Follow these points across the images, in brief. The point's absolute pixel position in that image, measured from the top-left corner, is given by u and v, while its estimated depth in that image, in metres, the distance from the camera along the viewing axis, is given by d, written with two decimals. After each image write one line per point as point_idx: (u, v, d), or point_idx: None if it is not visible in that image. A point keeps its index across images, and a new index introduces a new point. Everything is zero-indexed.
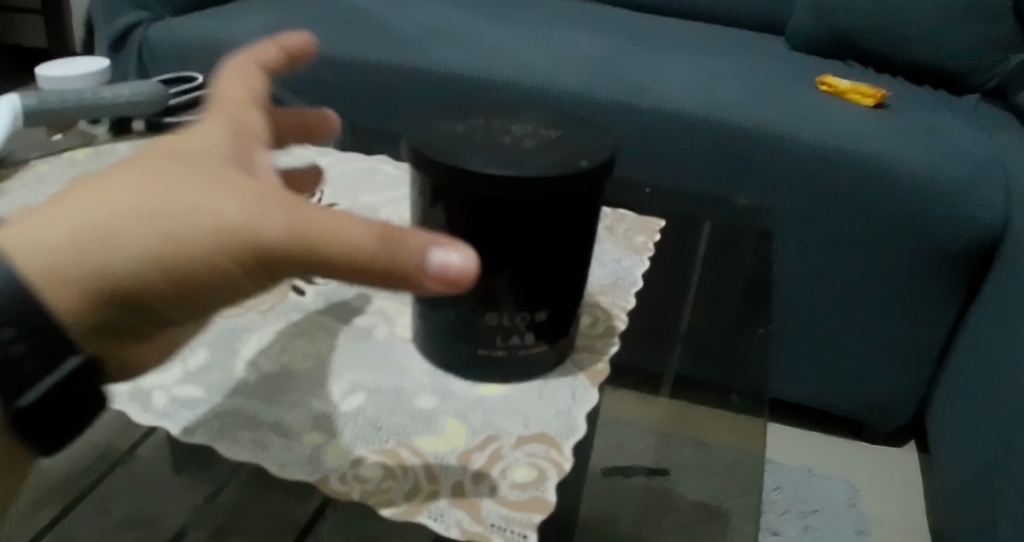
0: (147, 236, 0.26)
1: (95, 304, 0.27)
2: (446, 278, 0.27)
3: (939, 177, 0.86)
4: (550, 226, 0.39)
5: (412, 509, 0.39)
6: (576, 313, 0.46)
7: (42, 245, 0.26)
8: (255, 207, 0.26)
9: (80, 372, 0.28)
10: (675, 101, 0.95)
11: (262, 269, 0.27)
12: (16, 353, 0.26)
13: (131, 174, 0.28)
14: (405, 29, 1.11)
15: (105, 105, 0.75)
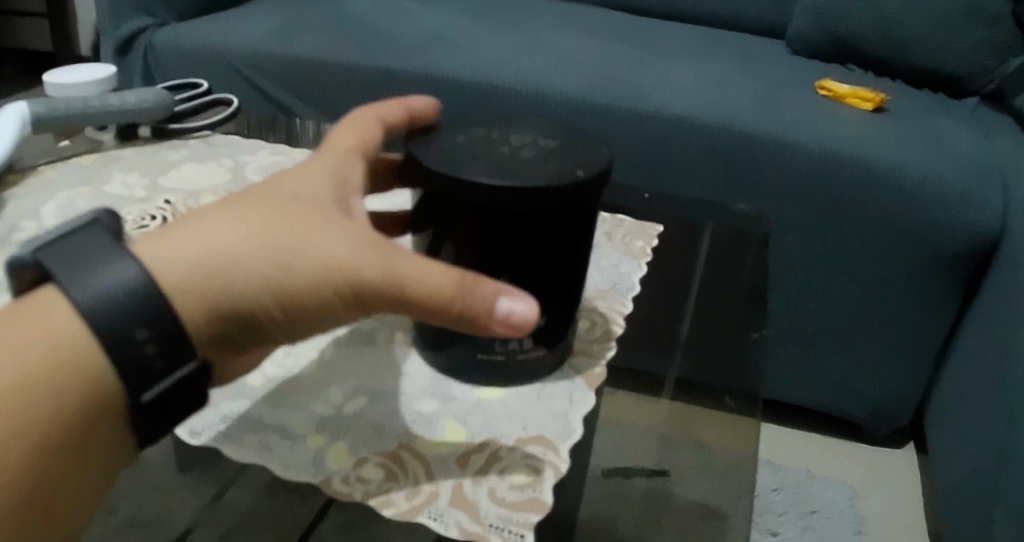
0: (273, 267, 0.33)
1: (218, 315, 0.34)
2: (511, 326, 0.36)
3: (936, 181, 0.87)
4: (547, 234, 0.39)
5: (412, 509, 0.40)
6: (574, 318, 0.47)
7: (187, 265, 0.33)
8: (360, 253, 0.34)
9: (191, 375, 0.33)
10: (675, 105, 0.96)
11: (356, 304, 0.35)
12: (148, 351, 0.32)
13: (256, 215, 0.35)
14: (408, 34, 1.12)
15: (110, 111, 0.75)
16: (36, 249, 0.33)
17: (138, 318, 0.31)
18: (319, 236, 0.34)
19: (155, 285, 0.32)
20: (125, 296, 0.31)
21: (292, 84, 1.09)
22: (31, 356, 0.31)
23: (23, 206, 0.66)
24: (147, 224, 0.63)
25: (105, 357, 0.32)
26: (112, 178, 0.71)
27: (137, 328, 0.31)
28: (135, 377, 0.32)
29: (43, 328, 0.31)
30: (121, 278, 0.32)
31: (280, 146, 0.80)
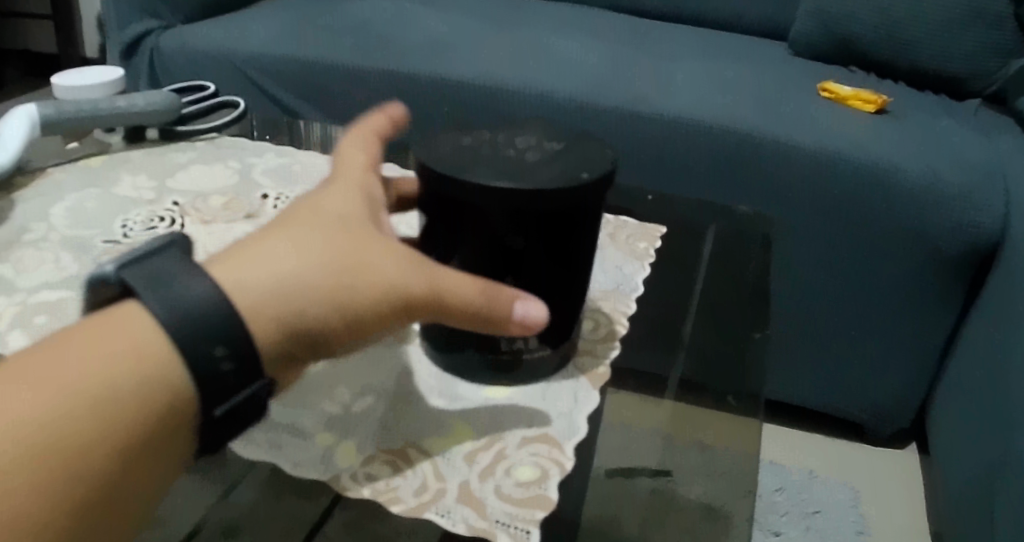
0: (333, 288, 0.33)
1: (285, 341, 0.32)
2: (526, 327, 0.38)
3: (939, 183, 0.87)
4: (553, 236, 0.40)
5: (421, 506, 0.40)
6: (578, 318, 0.47)
7: (252, 289, 0.32)
8: (407, 268, 0.34)
9: (258, 394, 0.32)
10: (677, 108, 0.96)
11: (406, 318, 0.35)
12: (223, 369, 0.31)
13: (302, 235, 0.34)
14: (412, 37, 1.12)
15: (120, 114, 0.76)
16: (118, 267, 0.32)
17: (216, 336, 0.30)
18: (369, 252, 0.34)
19: (214, 304, 0.31)
20: (193, 319, 0.30)
21: (297, 86, 1.09)
22: (116, 367, 0.29)
23: (32, 208, 0.66)
24: (156, 226, 0.64)
25: (188, 373, 0.30)
26: (120, 180, 0.72)
27: (213, 346, 0.30)
28: (211, 395, 0.31)
29: (128, 340, 0.30)
30: (197, 300, 0.31)
31: (287, 148, 0.80)
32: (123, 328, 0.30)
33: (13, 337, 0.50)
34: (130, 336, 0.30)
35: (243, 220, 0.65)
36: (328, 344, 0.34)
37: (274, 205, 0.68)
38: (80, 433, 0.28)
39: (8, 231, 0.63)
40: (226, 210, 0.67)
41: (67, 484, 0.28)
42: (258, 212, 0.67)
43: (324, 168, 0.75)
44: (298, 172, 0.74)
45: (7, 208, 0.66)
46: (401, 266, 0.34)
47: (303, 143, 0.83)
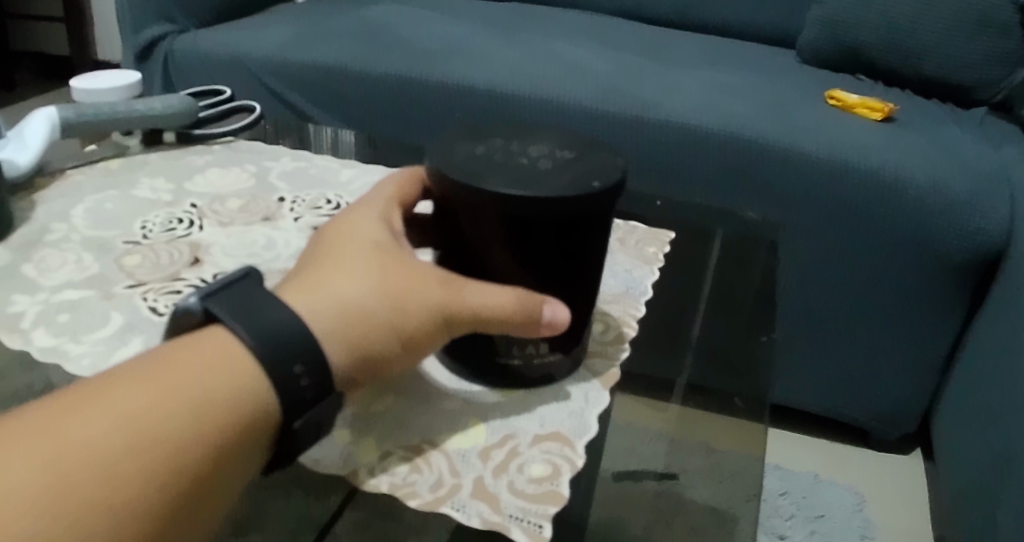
0: (391, 309, 0.37)
1: (354, 361, 0.36)
2: (554, 328, 0.42)
3: (945, 190, 0.88)
4: (564, 242, 0.41)
5: (437, 500, 0.41)
6: (588, 323, 0.48)
7: (322, 317, 0.36)
8: (449, 286, 0.39)
9: (332, 404, 0.35)
10: (686, 115, 0.97)
11: (450, 332, 0.40)
12: (302, 385, 0.34)
13: (355, 265, 0.38)
14: (423, 43, 1.14)
15: (137, 117, 0.78)
16: (202, 296, 0.36)
17: (297, 355, 0.34)
18: (414, 275, 0.39)
19: (293, 334, 0.34)
20: (272, 344, 0.34)
21: (309, 90, 1.11)
22: (217, 378, 0.32)
23: (54, 208, 0.68)
24: (175, 228, 0.65)
25: (270, 386, 0.33)
26: (139, 182, 0.73)
27: (293, 365, 0.34)
28: (292, 405, 0.34)
29: (224, 358, 0.33)
30: (280, 323, 0.34)
31: (303, 152, 0.82)
32: (218, 349, 0.34)
33: (37, 334, 0.52)
34: (227, 355, 0.33)
35: (260, 223, 0.67)
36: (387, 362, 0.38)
37: (291, 208, 0.70)
38: (190, 432, 0.31)
39: (31, 231, 0.64)
40: (244, 212, 0.68)
41: (178, 476, 0.30)
42: (274, 215, 0.68)
43: (339, 172, 0.77)
44: (313, 176, 0.76)
45: (29, 209, 0.68)
46: (444, 285, 0.39)
47: (318, 147, 0.85)
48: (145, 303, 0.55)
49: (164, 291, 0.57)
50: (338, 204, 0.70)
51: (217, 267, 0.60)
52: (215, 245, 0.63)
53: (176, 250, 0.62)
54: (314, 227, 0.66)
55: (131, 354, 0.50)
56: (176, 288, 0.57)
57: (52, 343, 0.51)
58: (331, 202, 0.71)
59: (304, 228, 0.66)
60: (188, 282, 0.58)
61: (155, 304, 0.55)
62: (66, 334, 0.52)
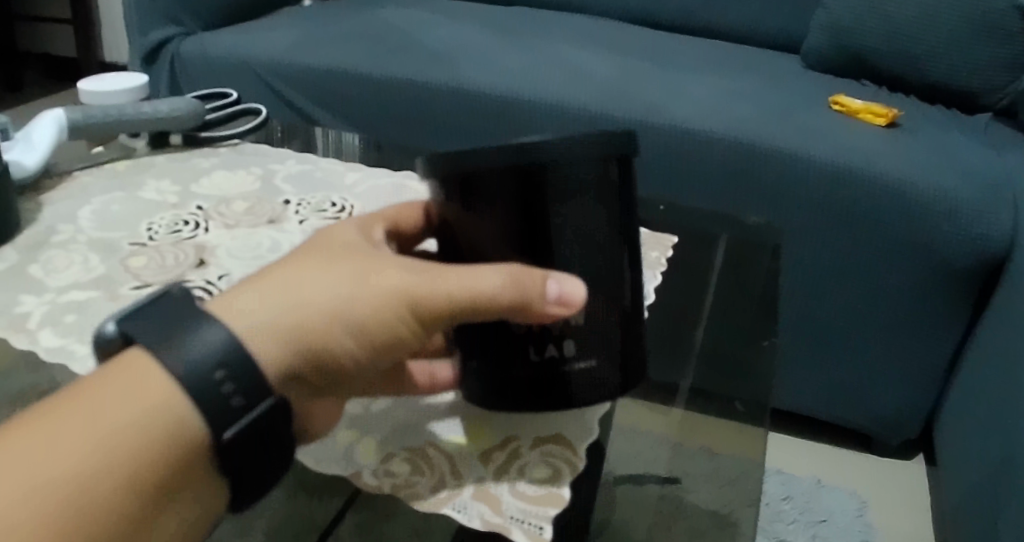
0: (335, 295, 0.34)
1: (290, 353, 0.34)
2: (565, 306, 0.38)
3: (948, 196, 0.88)
4: (565, 214, 0.37)
5: (438, 501, 0.42)
6: (635, 329, 0.42)
7: (253, 307, 0.33)
8: (411, 273, 0.36)
9: (270, 413, 0.33)
10: (690, 120, 0.97)
11: (418, 321, 0.36)
12: (226, 392, 0.31)
13: (306, 259, 0.36)
14: (428, 47, 1.14)
15: (143, 119, 0.79)
16: (116, 321, 0.34)
17: (218, 358, 0.31)
18: (366, 265, 0.36)
19: (219, 343, 0.32)
20: (199, 351, 0.32)
21: (315, 93, 1.12)
22: (137, 413, 0.30)
23: (60, 210, 0.68)
24: (180, 229, 0.66)
25: (192, 403, 0.31)
26: (145, 184, 0.74)
27: (213, 369, 0.31)
28: (217, 421, 0.31)
29: (135, 387, 0.31)
30: (201, 327, 0.32)
31: (308, 155, 0.82)
32: (130, 379, 0.31)
33: (43, 334, 0.52)
34: (140, 386, 0.31)
35: (266, 225, 0.67)
36: (339, 352, 0.35)
37: (296, 211, 0.70)
38: (119, 481, 0.29)
39: (38, 232, 0.65)
40: (250, 214, 0.69)
41: (110, 510, 0.29)
42: (279, 217, 0.69)
43: (343, 175, 0.77)
44: (318, 178, 0.76)
45: (37, 210, 0.68)
46: (404, 272, 0.36)
47: (323, 151, 0.85)
48: None
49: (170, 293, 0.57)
50: (343, 207, 0.71)
51: (223, 268, 0.61)
52: (220, 247, 0.64)
53: (182, 252, 0.62)
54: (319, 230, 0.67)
55: None
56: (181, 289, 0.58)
57: (58, 343, 0.51)
58: (335, 205, 0.71)
59: (309, 231, 0.67)
60: (193, 284, 0.58)
61: None
62: (73, 335, 0.52)
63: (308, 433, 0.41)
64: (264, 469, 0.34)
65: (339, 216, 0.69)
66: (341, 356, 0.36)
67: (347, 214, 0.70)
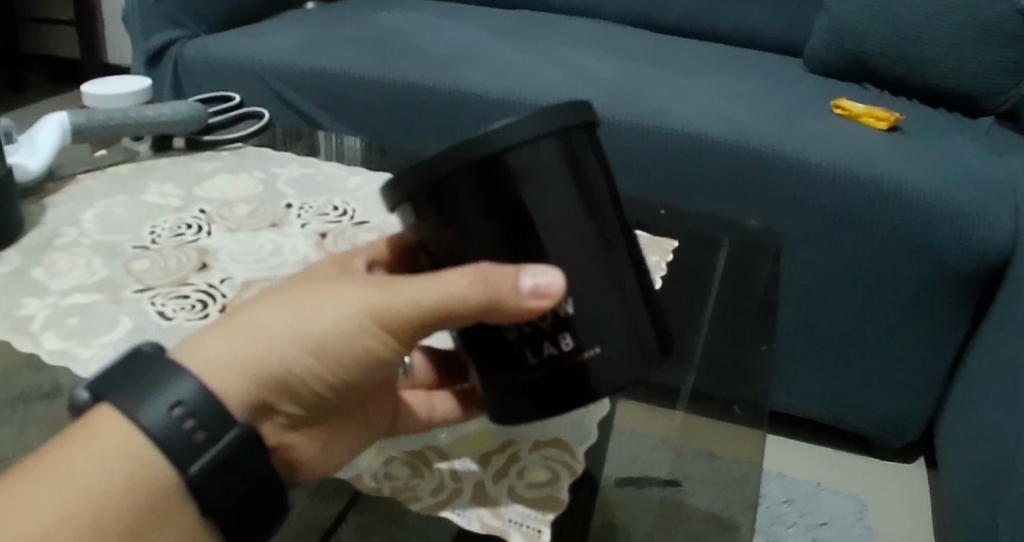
0: (289, 325, 0.36)
1: (252, 385, 0.35)
2: (545, 296, 0.34)
3: (949, 200, 0.88)
4: (532, 201, 0.34)
5: (437, 504, 0.42)
6: (643, 302, 0.38)
7: (208, 347, 0.35)
8: (370, 291, 0.36)
9: (241, 442, 0.34)
10: (691, 123, 0.97)
11: (386, 332, 0.36)
12: (188, 428, 0.33)
13: (268, 294, 0.38)
14: (430, 50, 1.15)
15: (147, 123, 0.79)
16: (86, 384, 0.34)
17: (172, 398, 0.33)
18: (323, 289, 0.37)
19: (182, 386, 0.33)
20: (161, 393, 0.33)
21: (318, 96, 1.12)
22: (106, 470, 0.32)
23: (63, 213, 0.69)
24: (183, 233, 0.66)
25: (160, 453, 0.33)
26: (148, 188, 0.74)
27: (171, 408, 0.33)
28: (186, 459, 0.33)
29: (102, 442, 0.33)
30: (156, 372, 0.33)
31: (310, 159, 0.82)
32: (94, 438, 0.33)
33: (46, 337, 0.53)
34: (106, 445, 0.33)
35: (268, 229, 0.68)
36: (303, 374, 0.36)
37: (298, 214, 0.70)
38: (92, 537, 0.31)
39: (41, 235, 0.65)
40: (252, 218, 0.69)
41: None
42: (282, 221, 0.69)
43: (345, 179, 0.77)
44: (320, 182, 0.76)
45: (40, 213, 0.69)
46: (365, 291, 0.36)
47: (325, 154, 0.85)
48: (153, 307, 0.56)
49: (172, 296, 0.57)
50: (344, 211, 0.71)
51: (224, 272, 0.61)
52: (222, 250, 0.64)
53: (184, 255, 0.63)
54: (321, 234, 0.67)
55: None
56: (183, 292, 0.58)
57: (61, 346, 0.52)
58: (337, 208, 0.71)
59: (311, 235, 0.67)
60: (196, 288, 0.59)
61: (163, 310, 0.56)
62: (75, 338, 0.53)
63: (309, 469, 0.40)
64: (262, 498, 0.35)
65: (341, 220, 0.70)
66: (310, 379, 0.37)
67: (349, 218, 0.70)
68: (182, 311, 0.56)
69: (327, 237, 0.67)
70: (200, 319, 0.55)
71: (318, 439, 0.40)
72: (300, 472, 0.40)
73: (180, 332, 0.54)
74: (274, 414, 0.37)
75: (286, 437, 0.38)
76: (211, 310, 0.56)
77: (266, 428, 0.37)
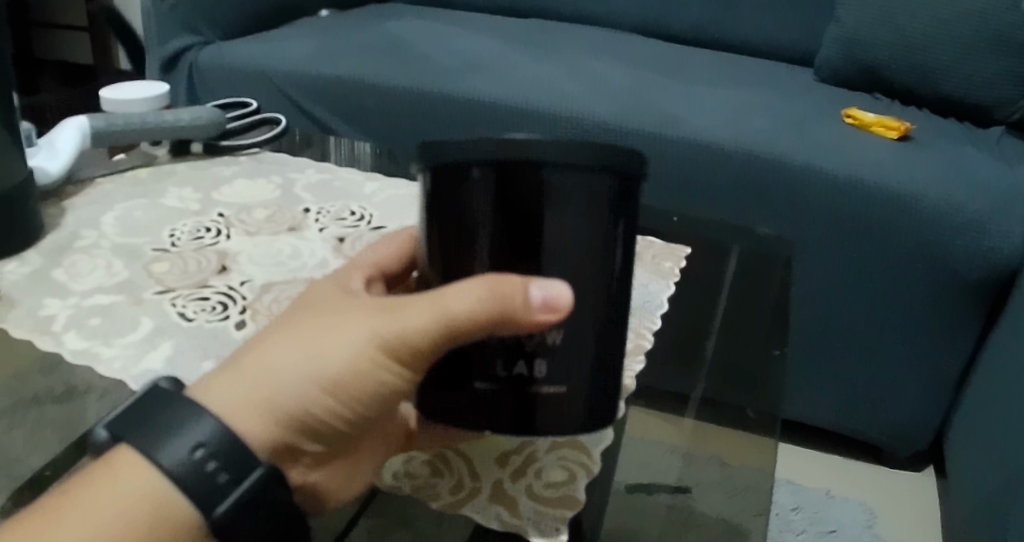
0: (302, 363, 0.36)
1: (274, 425, 0.36)
2: (552, 312, 0.33)
3: (959, 210, 0.88)
4: (548, 223, 0.33)
5: (457, 502, 0.44)
6: (617, 349, 0.37)
7: (225, 387, 0.36)
8: (375, 317, 0.36)
9: (266, 480, 0.35)
10: (703, 132, 0.98)
11: (398, 363, 0.36)
12: (210, 469, 0.33)
13: (282, 329, 0.38)
14: (444, 58, 1.16)
15: (166, 128, 0.80)
16: (104, 424, 0.35)
17: (194, 440, 0.33)
18: (334, 320, 0.37)
19: (207, 426, 0.34)
20: (182, 434, 0.34)
21: (332, 103, 1.13)
22: (130, 513, 0.33)
23: (84, 215, 0.70)
24: (203, 236, 0.67)
25: (185, 497, 0.33)
26: (167, 191, 0.75)
27: (193, 450, 0.33)
28: (207, 499, 0.33)
29: (123, 486, 0.33)
30: (174, 413, 0.34)
31: (327, 165, 0.84)
32: (118, 479, 0.34)
33: (69, 337, 0.54)
34: (126, 488, 0.33)
35: (287, 232, 0.69)
36: (317, 411, 0.37)
37: (315, 219, 0.71)
38: None
39: (62, 237, 0.66)
40: (270, 222, 0.70)
41: None
42: (300, 225, 0.70)
43: (362, 184, 0.78)
44: (337, 188, 0.77)
45: (61, 215, 0.70)
46: (371, 317, 0.36)
47: (342, 160, 0.86)
48: (174, 308, 0.57)
49: (193, 298, 0.58)
50: (362, 216, 0.72)
51: (244, 275, 0.62)
52: (242, 253, 0.65)
53: (204, 258, 0.64)
54: (339, 238, 0.68)
55: (161, 358, 0.52)
56: (203, 294, 0.59)
57: (84, 346, 0.53)
58: (355, 214, 0.72)
59: (329, 238, 0.68)
60: (216, 289, 0.60)
61: (184, 310, 0.57)
62: (98, 337, 0.54)
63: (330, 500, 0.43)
64: (290, 526, 0.37)
65: (358, 225, 0.71)
66: (328, 416, 0.37)
67: (367, 223, 0.71)
68: (202, 312, 0.57)
69: (345, 241, 0.68)
70: (220, 320, 0.56)
71: (335, 471, 0.42)
72: (326, 503, 0.43)
73: (201, 333, 0.55)
74: (301, 453, 0.38)
75: (308, 477, 0.40)
76: (231, 312, 0.57)
77: (295, 471, 0.39)
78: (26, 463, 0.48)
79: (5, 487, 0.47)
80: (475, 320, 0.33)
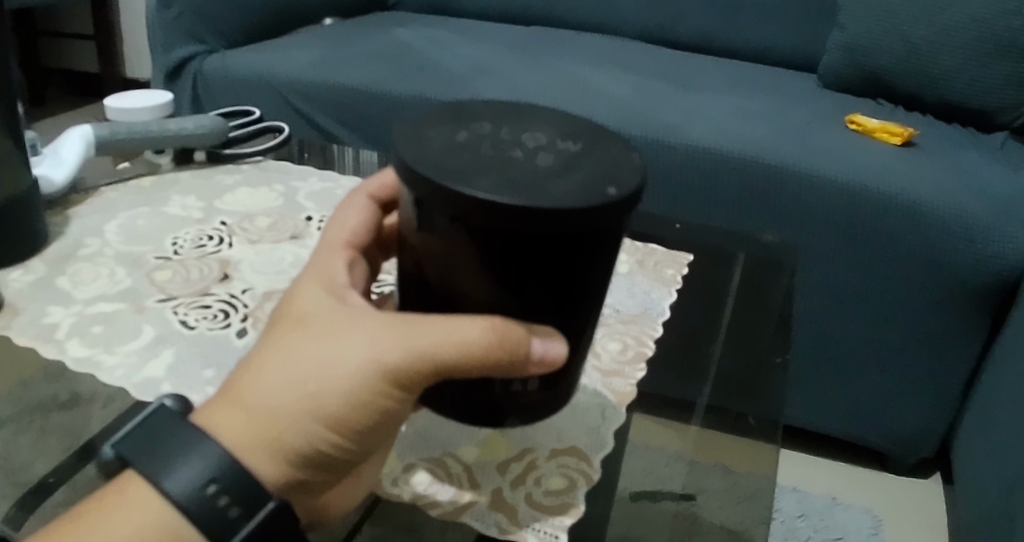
0: (305, 402, 0.34)
1: (285, 464, 0.35)
2: (546, 364, 0.36)
3: (964, 218, 0.88)
4: (561, 261, 0.33)
5: (457, 510, 0.44)
6: (585, 353, 0.40)
7: (228, 429, 0.34)
8: (375, 346, 0.34)
9: (279, 513, 0.34)
10: (705, 140, 0.98)
11: (400, 389, 0.35)
12: (221, 505, 0.33)
13: (271, 354, 0.35)
14: (449, 65, 1.16)
15: (169, 136, 0.81)
16: (111, 443, 0.35)
17: (206, 476, 0.33)
18: (328, 342, 0.35)
19: (217, 464, 0.33)
20: (197, 472, 0.33)
21: (336, 111, 1.13)
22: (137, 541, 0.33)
23: (87, 224, 0.70)
24: (205, 244, 0.67)
25: (196, 529, 0.33)
26: (170, 200, 0.76)
27: (205, 486, 0.33)
28: (221, 533, 0.33)
29: (132, 513, 0.33)
30: (181, 446, 0.34)
31: (330, 173, 0.84)
32: (128, 504, 0.33)
33: (71, 345, 0.54)
34: (134, 514, 0.33)
35: (289, 241, 0.69)
36: (326, 448, 0.35)
37: (317, 227, 0.72)
38: None
39: (66, 245, 0.66)
40: (272, 230, 0.70)
41: None
42: (302, 233, 0.70)
43: None
44: (340, 196, 0.78)
45: (65, 223, 0.70)
46: (367, 344, 0.34)
47: (344, 168, 0.87)
48: (176, 316, 0.57)
49: (195, 306, 0.59)
50: None
51: (246, 283, 0.62)
52: (244, 261, 0.65)
53: (207, 266, 0.64)
54: None
55: (163, 366, 0.52)
56: (205, 302, 0.59)
57: (86, 353, 0.53)
58: None
59: None
60: (218, 298, 0.60)
61: (186, 318, 0.57)
62: (99, 345, 0.54)
63: (335, 510, 0.43)
64: None
65: None
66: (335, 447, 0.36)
67: None
68: (204, 320, 0.57)
69: None
70: (221, 328, 0.56)
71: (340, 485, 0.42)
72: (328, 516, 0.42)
73: (202, 341, 0.55)
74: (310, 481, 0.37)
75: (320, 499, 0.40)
76: (233, 320, 0.57)
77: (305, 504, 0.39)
78: (31, 470, 0.49)
79: (10, 494, 0.48)
80: (487, 356, 0.34)
